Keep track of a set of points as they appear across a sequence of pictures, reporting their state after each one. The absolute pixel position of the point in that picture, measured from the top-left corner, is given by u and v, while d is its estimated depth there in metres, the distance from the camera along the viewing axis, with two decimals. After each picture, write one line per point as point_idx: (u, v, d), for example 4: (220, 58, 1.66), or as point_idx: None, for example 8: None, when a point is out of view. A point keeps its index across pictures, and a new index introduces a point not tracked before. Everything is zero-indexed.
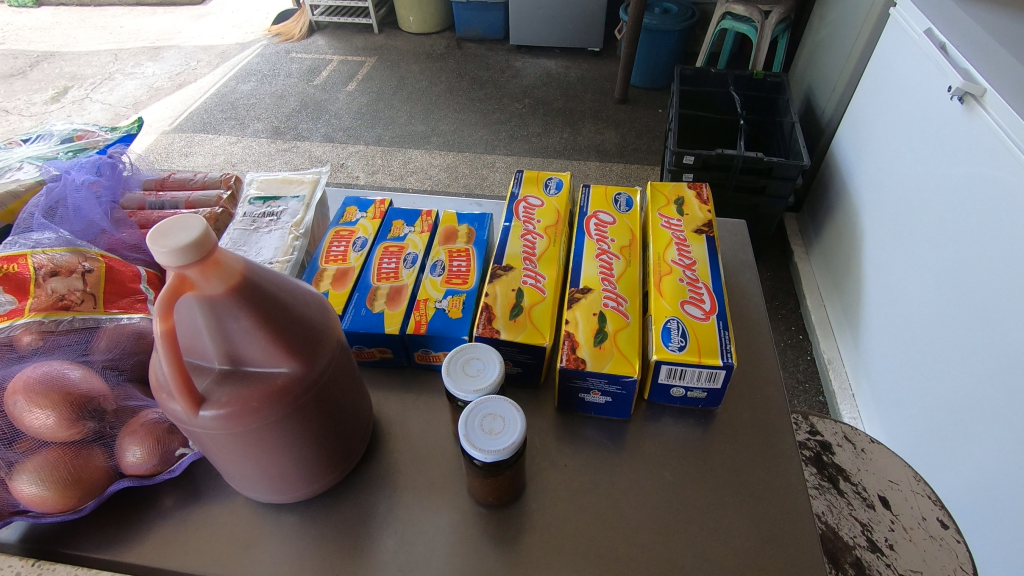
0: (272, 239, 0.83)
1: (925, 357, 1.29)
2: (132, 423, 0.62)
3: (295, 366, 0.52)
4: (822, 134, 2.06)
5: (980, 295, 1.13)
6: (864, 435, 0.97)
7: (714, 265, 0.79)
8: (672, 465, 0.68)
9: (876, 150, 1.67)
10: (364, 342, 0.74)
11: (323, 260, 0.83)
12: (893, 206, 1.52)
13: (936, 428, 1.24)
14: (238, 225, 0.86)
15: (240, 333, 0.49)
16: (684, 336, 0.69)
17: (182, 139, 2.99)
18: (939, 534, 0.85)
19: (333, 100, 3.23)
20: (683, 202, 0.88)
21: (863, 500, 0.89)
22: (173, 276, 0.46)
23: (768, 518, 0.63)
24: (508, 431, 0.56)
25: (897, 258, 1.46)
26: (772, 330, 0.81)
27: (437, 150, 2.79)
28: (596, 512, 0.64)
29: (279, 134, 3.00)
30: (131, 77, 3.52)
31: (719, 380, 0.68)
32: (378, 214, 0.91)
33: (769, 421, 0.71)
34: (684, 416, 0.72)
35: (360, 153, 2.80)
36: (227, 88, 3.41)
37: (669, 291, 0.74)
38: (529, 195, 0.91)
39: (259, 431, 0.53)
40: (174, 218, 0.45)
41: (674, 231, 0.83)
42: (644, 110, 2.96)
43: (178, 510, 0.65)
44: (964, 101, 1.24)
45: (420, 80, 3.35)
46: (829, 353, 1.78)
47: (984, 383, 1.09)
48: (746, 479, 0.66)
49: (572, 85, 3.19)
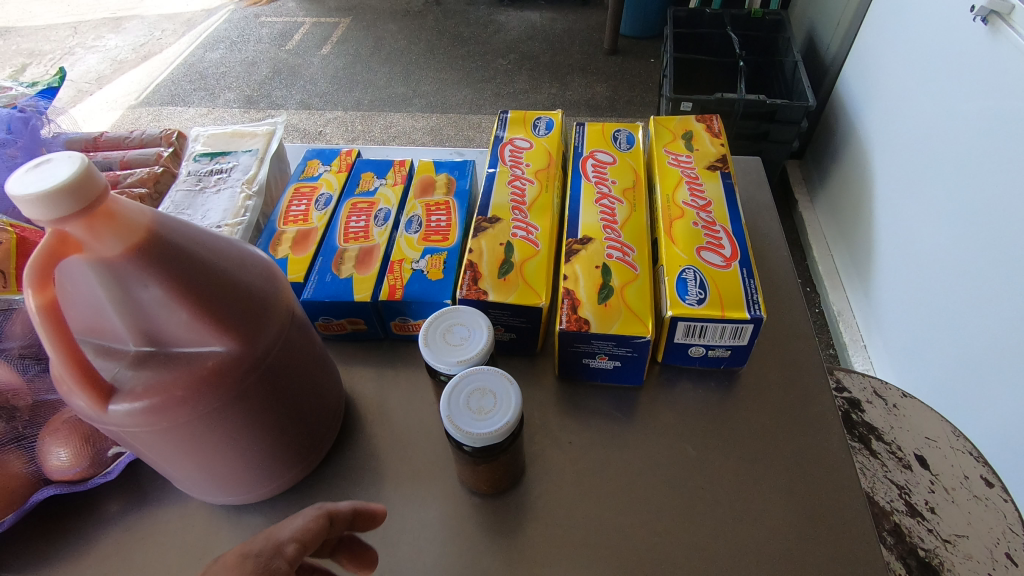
0: (220, 200, 0.72)
1: (941, 300, 1.21)
2: (54, 421, 0.52)
3: (231, 344, 0.42)
4: (826, 74, 1.92)
5: (1005, 231, 1.03)
6: (896, 390, 0.88)
7: (732, 205, 0.68)
8: (694, 437, 0.58)
9: (886, 84, 1.55)
10: (330, 313, 0.63)
11: (281, 221, 0.72)
12: (906, 143, 1.40)
13: (954, 378, 1.15)
14: (181, 186, 0.75)
15: (153, 304, 0.39)
16: (703, 287, 0.59)
17: (149, 113, 2.82)
18: (984, 494, 0.77)
19: (307, 65, 3.04)
20: (692, 136, 0.77)
21: (899, 461, 0.80)
22: (51, 234, 0.36)
23: (809, 492, 0.54)
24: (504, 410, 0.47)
25: (911, 198, 1.36)
26: (797, 279, 0.71)
27: (419, 112, 2.64)
28: (608, 495, 0.55)
29: (252, 103, 2.83)
30: (91, 51, 3.30)
31: (745, 337, 0.58)
32: (344, 167, 0.80)
33: (802, 381, 0.62)
34: (703, 379, 0.63)
35: (338, 120, 2.65)
36: (195, 57, 3.21)
37: (682, 237, 0.64)
38: (516, 136, 0.79)
39: (190, 426, 0.42)
40: (47, 159, 0.35)
41: (683, 169, 0.73)
42: (635, 60, 2.80)
43: (123, 516, 0.56)
44: (988, 21, 1.12)
45: (398, 39, 3.16)
46: (839, 304, 1.69)
47: (1009, 325, 1.01)
48: (780, 449, 0.57)
49: (559, 38, 3.01)
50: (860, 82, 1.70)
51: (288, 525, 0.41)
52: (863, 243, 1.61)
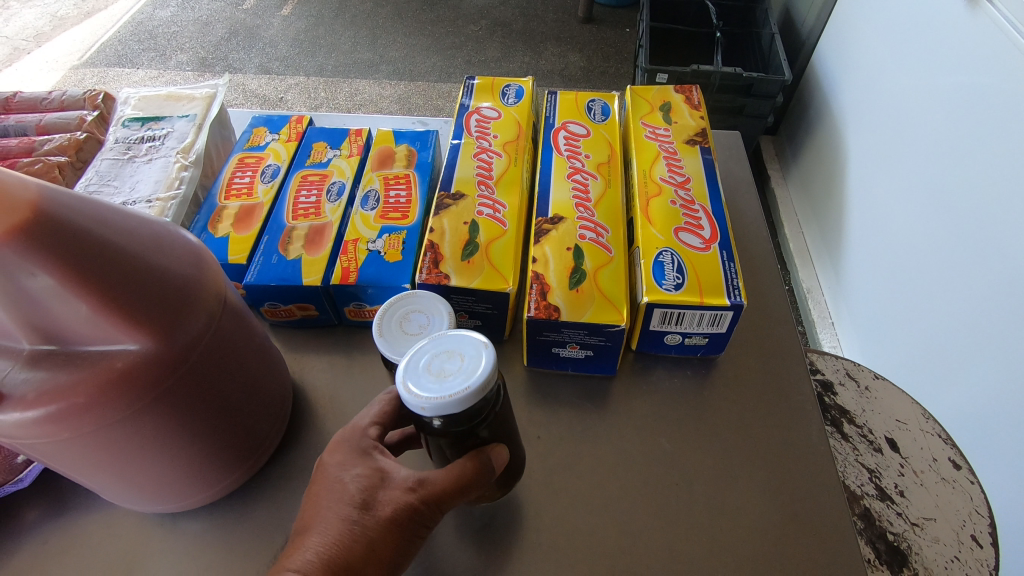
0: (151, 171, 0.64)
1: (906, 280, 1.21)
2: None
3: (147, 341, 0.36)
4: (801, 49, 1.89)
5: (974, 210, 1.02)
6: (868, 371, 0.87)
7: (712, 183, 0.64)
8: (669, 430, 0.55)
9: (861, 59, 1.52)
10: (277, 298, 0.58)
11: (222, 195, 0.65)
12: (880, 119, 1.38)
13: (919, 357, 1.15)
14: (108, 153, 0.67)
15: (47, 296, 0.33)
16: (680, 272, 0.55)
17: (94, 74, 2.62)
18: (952, 476, 0.77)
19: (267, 27, 2.87)
20: (670, 108, 0.73)
21: (870, 444, 0.80)
22: None
23: (786, 487, 0.52)
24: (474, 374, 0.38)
25: (883, 176, 1.34)
26: (777, 262, 0.68)
27: (386, 79, 2.52)
28: (577, 494, 0.52)
29: (207, 66, 2.66)
30: (29, 5, 3.03)
31: (724, 324, 0.55)
32: (294, 135, 0.73)
33: (780, 369, 0.59)
34: (679, 368, 0.59)
35: (300, 86, 2.51)
36: (144, 14, 2.99)
37: (659, 217, 0.60)
38: (482, 105, 0.73)
39: (96, 435, 0.37)
40: None
41: (661, 143, 0.68)
42: (610, 30, 2.71)
43: (42, 525, 0.50)
44: None
45: (364, 1, 2.98)
46: (808, 282, 1.68)
47: (973, 306, 1.00)
48: (756, 442, 0.54)
49: (532, 4, 2.89)
50: (836, 56, 1.67)
51: (367, 412, 0.45)
52: (835, 221, 1.60)
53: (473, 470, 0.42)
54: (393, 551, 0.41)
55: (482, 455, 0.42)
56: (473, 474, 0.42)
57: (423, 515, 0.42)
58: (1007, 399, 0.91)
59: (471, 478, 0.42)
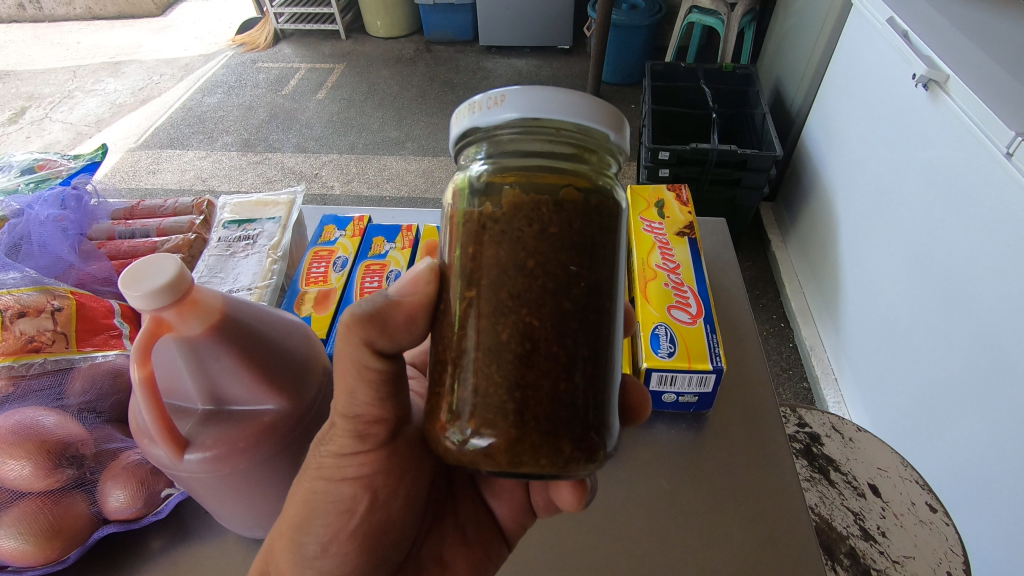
0: (249, 264, 0.81)
1: (891, 336, 1.26)
2: (113, 467, 0.60)
3: (282, 403, 0.51)
4: (792, 124, 1.97)
5: (951, 281, 1.06)
6: (852, 424, 0.98)
7: (698, 268, 0.79)
8: (669, 472, 0.68)
9: (840, 137, 1.61)
10: None
11: (303, 282, 0.81)
12: (859, 191, 1.45)
13: (914, 413, 1.17)
14: (213, 251, 0.84)
15: (222, 372, 0.48)
16: (672, 342, 0.70)
17: (149, 156, 2.78)
18: (928, 519, 0.86)
19: (303, 110, 3.06)
20: (663, 205, 0.89)
21: (854, 489, 0.90)
22: (150, 319, 0.45)
23: (766, 520, 0.63)
24: (494, 98, 0.44)
25: (867, 246, 1.39)
26: (757, 332, 0.82)
27: (411, 155, 2.70)
28: (594, 526, 0.64)
29: (249, 146, 2.82)
30: (91, 94, 3.25)
31: (709, 385, 0.68)
32: (357, 231, 0.90)
33: (759, 423, 0.72)
34: (676, 421, 0.72)
35: (334, 163, 2.68)
36: (193, 101, 3.17)
37: (655, 297, 0.75)
38: None
39: (247, 471, 0.51)
40: (148, 260, 0.45)
41: (656, 235, 0.84)
42: (617, 106, 2.88)
43: (166, 551, 0.62)
44: (928, 88, 1.16)
45: (391, 85, 3.21)
46: (811, 339, 1.69)
47: (955, 362, 1.04)
48: (741, 482, 0.66)
49: (544, 85, 3.09)
50: (822, 135, 1.73)
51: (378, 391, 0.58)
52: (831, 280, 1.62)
53: (342, 332, 0.47)
54: (304, 496, 0.49)
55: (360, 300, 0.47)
56: (344, 335, 0.46)
57: (322, 444, 0.49)
58: (987, 461, 0.96)
59: (344, 343, 0.47)
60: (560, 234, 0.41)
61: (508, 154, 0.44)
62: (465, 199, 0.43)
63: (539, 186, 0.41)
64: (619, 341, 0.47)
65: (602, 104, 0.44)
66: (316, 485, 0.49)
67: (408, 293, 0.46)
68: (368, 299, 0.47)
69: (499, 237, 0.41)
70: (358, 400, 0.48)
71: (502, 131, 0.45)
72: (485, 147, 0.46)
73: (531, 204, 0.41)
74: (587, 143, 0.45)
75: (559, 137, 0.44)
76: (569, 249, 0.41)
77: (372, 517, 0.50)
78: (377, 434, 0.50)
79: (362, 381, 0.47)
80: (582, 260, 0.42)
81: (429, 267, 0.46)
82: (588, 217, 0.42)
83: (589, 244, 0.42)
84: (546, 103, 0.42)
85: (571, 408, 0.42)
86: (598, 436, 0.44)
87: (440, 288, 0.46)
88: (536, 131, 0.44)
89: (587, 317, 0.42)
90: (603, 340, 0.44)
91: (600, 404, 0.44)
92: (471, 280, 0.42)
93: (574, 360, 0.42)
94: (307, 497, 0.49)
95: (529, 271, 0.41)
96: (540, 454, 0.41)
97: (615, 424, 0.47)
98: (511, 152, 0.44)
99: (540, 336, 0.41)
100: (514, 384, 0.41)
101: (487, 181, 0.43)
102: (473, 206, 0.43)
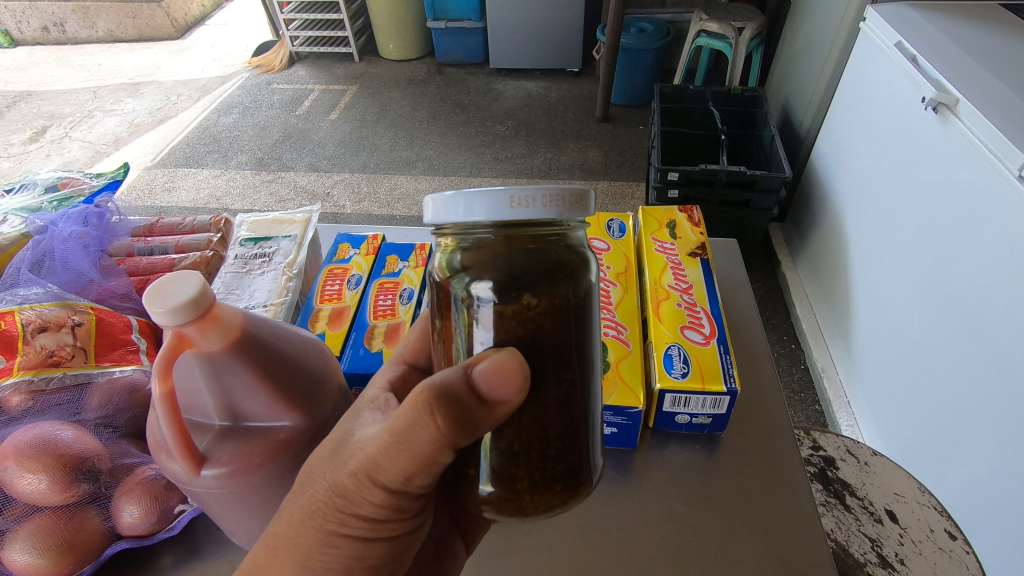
0: (265, 281, 0.82)
1: (903, 359, 1.25)
2: (128, 482, 0.60)
3: (298, 419, 0.51)
4: (801, 146, 1.98)
5: (966, 305, 1.05)
6: (868, 448, 0.97)
7: (711, 289, 0.79)
8: (682, 494, 0.67)
9: (849, 159, 1.61)
10: (364, 383, 0.72)
11: (318, 299, 0.82)
12: (870, 213, 1.45)
13: (929, 437, 1.15)
14: (230, 268, 0.85)
15: (240, 387, 0.48)
16: (686, 362, 0.69)
17: (165, 174, 2.83)
18: (948, 546, 0.84)
19: (316, 130, 3.11)
20: (675, 225, 0.89)
21: (870, 515, 0.88)
22: (172, 335, 0.46)
23: (783, 544, 0.62)
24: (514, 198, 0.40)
25: (878, 267, 1.38)
26: (769, 353, 0.82)
27: (422, 175, 2.73)
28: (606, 549, 0.63)
29: (263, 165, 2.86)
30: (110, 114, 3.32)
31: (723, 406, 0.68)
32: (371, 250, 0.91)
33: (772, 444, 0.71)
34: (689, 442, 0.72)
35: (345, 182, 2.71)
36: (209, 121, 3.23)
37: (667, 317, 0.75)
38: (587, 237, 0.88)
39: (261, 487, 0.51)
40: (170, 277, 0.46)
41: (668, 256, 0.84)
42: (625, 127, 2.90)
43: (176, 568, 0.62)
44: (937, 111, 1.16)
45: (402, 106, 3.26)
46: (822, 361, 1.66)
47: (969, 386, 1.03)
48: (755, 504, 0.66)
49: (553, 106, 3.13)
50: (832, 157, 1.73)
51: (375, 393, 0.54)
52: (842, 302, 1.60)
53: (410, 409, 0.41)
54: (312, 547, 0.46)
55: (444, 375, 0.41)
56: (429, 419, 0.40)
57: (343, 500, 0.45)
58: (1006, 487, 0.94)
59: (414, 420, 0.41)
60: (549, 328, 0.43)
61: (490, 250, 0.43)
62: (455, 292, 0.44)
63: (536, 286, 0.42)
64: (598, 387, 0.49)
65: (573, 195, 0.42)
66: (332, 540, 0.46)
67: (497, 387, 0.40)
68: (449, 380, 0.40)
69: (494, 333, 0.43)
70: (408, 482, 0.44)
71: (479, 229, 0.44)
72: (466, 243, 0.45)
73: (556, 303, 0.42)
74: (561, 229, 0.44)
75: (538, 228, 0.44)
76: (559, 327, 0.43)
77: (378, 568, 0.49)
78: (414, 506, 0.48)
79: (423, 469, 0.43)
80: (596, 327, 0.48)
81: (517, 356, 0.40)
82: (577, 309, 0.43)
83: (573, 323, 0.44)
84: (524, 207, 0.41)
85: (568, 461, 0.45)
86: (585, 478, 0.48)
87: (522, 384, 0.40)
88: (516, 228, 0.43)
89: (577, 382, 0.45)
90: (588, 394, 0.47)
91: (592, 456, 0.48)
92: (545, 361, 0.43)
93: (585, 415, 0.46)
94: (319, 550, 0.46)
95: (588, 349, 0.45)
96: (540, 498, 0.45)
97: (597, 458, 0.50)
98: (492, 248, 0.43)
99: (550, 403, 0.44)
100: (524, 439, 0.44)
101: (472, 273, 0.43)
102: (466, 305, 0.43)
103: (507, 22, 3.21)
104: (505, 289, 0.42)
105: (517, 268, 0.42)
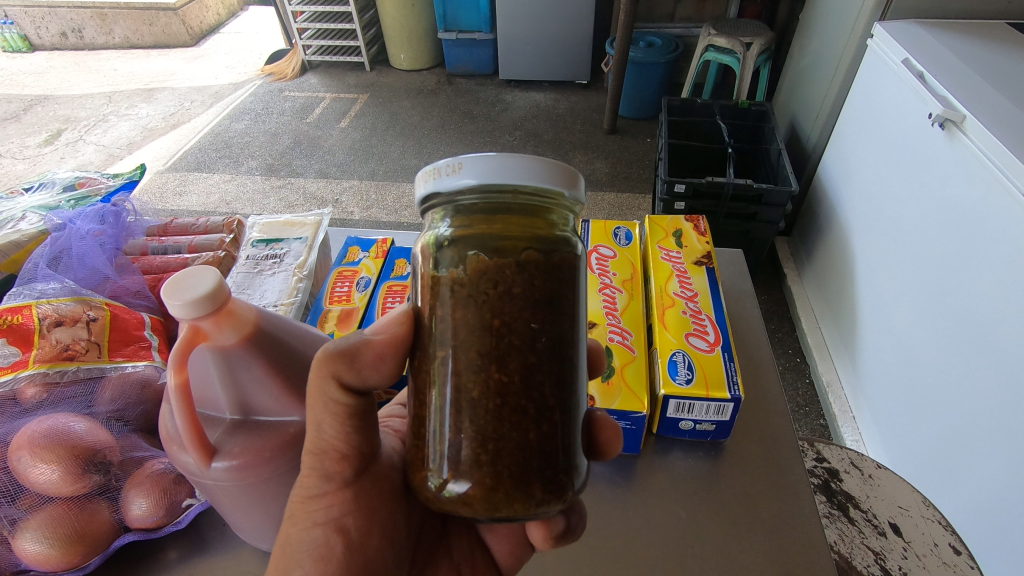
0: (275, 282, 0.83)
1: (911, 374, 1.24)
2: (137, 475, 0.61)
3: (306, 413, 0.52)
4: (807, 160, 1.99)
5: (976, 321, 1.04)
6: (872, 461, 0.96)
7: (715, 297, 0.80)
8: (685, 501, 0.67)
9: (856, 173, 1.61)
10: None
11: (327, 301, 0.83)
12: (876, 226, 1.45)
13: (935, 451, 1.14)
14: (241, 268, 0.86)
15: (253, 381, 0.50)
16: (690, 369, 0.70)
17: (176, 179, 2.86)
18: (952, 560, 0.84)
19: (327, 137, 3.14)
20: (681, 234, 0.90)
21: (874, 527, 0.88)
22: (188, 328, 0.47)
23: (785, 550, 0.63)
24: (451, 166, 0.45)
25: (886, 280, 1.38)
26: (773, 362, 0.82)
27: None
28: (608, 553, 0.63)
29: (273, 171, 2.90)
30: (124, 118, 3.37)
31: (727, 413, 0.68)
32: (380, 253, 0.92)
33: (776, 451, 0.72)
34: (693, 449, 0.72)
35: (354, 189, 2.73)
36: (221, 127, 3.27)
37: (672, 323, 0.76)
38: (600, 244, 0.88)
39: (272, 481, 0.51)
40: (188, 273, 0.47)
41: (674, 264, 0.85)
42: (632, 140, 2.92)
43: (181, 563, 0.62)
44: (944, 126, 1.17)
45: (412, 115, 3.29)
46: (828, 375, 1.65)
47: (976, 401, 1.02)
48: (760, 511, 0.66)
49: (562, 117, 3.15)
50: (838, 172, 1.74)
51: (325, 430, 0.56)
52: (847, 316, 1.60)
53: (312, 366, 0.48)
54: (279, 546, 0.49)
55: (336, 338, 0.49)
56: (315, 368, 0.47)
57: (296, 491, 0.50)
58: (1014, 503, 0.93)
59: (314, 377, 0.48)
60: (524, 294, 0.43)
61: (465, 222, 0.45)
62: (433, 261, 0.45)
63: (508, 254, 0.43)
64: (581, 384, 0.49)
65: (520, 162, 0.43)
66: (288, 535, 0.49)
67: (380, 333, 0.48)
68: (344, 338, 0.49)
69: (477, 316, 0.43)
70: (324, 434, 0.49)
71: (464, 196, 0.46)
72: (450, 211, 0.47)
73: (505, 271, 0.43)
74: (550, 204, 0.47)
75: (520, 199, 0.46)
76: (529, 322, 0.43)
77: (351, 559, 0.48)
78: (340, 472, 0.50)
79: (328, 413, 0.48)
80: (544, 316, 0.44)
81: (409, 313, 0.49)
82: (543, 295, 0.43)
83: (535, 307, 0.43)
84: (492, 173, 0.43)
85: (545, 455, 0.44)
86: (566, 478, 0.46)
87: (415, 335, 0.48)
88: (497, 198, 0.45)
89: (557, 368, 0.45)
90: (552, 387, 0.45)
91: (572, 459, 0.46)
92: (453, 345, 0.44)
93: (549, 414, 0.44)
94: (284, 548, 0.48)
95: (495, 330, 0.43)
96: (513, 500, 0.43)
97: (580, 461, 0.48)
98: (468, 220, 0.46)
99: (466, 381, 0.43)
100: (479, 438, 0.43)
101: (455, 242, 0.44)
102: (443, 272, 0.44)
103: (517, 34, 3.25)
104: (485, 254, 0.43)
105: (492, 238, 0.44)
